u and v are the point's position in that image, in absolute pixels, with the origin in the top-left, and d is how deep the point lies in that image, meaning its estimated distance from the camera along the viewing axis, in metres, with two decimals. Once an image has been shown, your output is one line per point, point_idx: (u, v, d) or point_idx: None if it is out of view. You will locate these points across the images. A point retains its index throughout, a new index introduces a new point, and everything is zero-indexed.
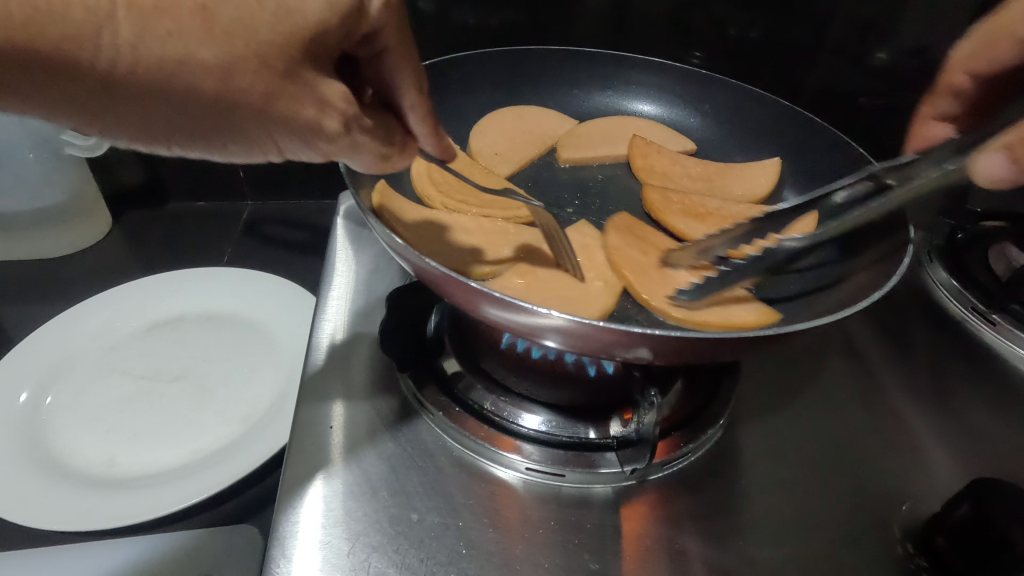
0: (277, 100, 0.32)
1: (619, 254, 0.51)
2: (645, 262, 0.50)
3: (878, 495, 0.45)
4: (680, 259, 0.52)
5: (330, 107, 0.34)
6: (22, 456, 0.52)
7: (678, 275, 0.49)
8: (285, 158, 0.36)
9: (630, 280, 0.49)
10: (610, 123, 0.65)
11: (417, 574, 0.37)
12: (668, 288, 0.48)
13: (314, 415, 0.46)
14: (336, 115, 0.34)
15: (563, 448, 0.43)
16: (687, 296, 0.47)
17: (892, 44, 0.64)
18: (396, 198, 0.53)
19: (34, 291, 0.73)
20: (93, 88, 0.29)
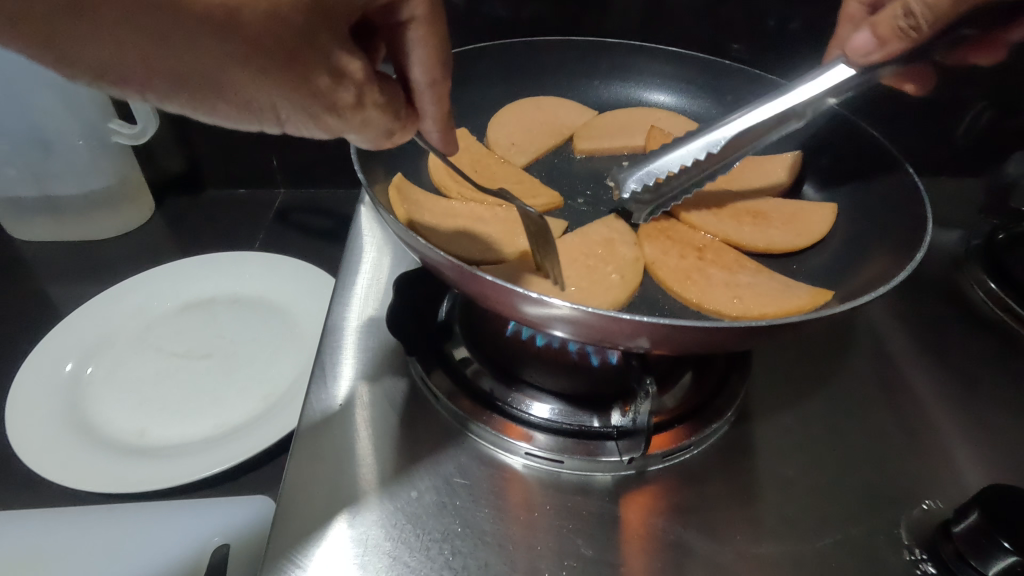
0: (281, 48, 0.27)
1: (655, 261, 0.50)
2: (684, 267, 0.49)
3: (890, 496, 0.44)
4: (720, 258, 0.51)
5: (346, 79, 0.30)
6: (63, 422, 0.56)
7: (721, 276, 0.48)
8: (280, 131, 0.32)
9: (671, 289, 0.48)
10: (630, 115, 0.64)
11: (413, 548, 0.38)
12: (711, 292, 0.46)
13: (326, 394, 0.48)
14: (353, 87, 0.31)
15: (566, 436, 0.44)
16: (735, 300, 0.45)
17: None
18: (412, 186, 0.53)
19: (81, 270, 0.78)
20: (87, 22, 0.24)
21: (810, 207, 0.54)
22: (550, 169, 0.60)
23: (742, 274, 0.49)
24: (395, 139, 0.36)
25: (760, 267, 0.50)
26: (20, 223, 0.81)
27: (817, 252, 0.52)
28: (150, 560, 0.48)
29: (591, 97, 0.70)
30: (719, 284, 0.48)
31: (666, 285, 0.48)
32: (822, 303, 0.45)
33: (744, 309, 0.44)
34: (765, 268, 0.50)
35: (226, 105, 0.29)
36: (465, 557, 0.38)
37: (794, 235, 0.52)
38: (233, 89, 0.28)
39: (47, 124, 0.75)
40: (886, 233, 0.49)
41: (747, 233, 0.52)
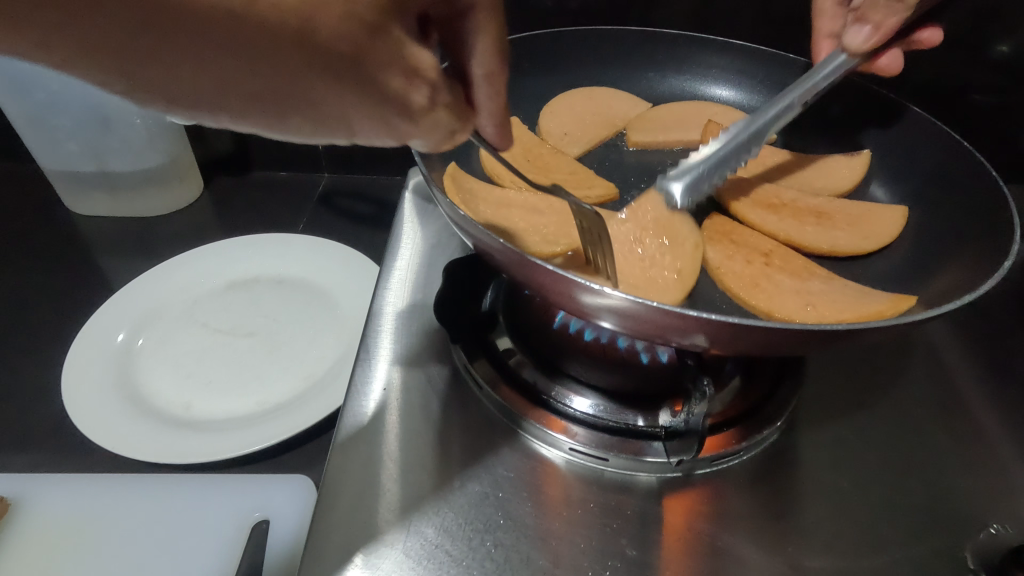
0: (363, 62, 0.26)
1: (720, 267, 0.48)
2: (749, 272, 0.47)
3: (952, 516, 0.42)
4: (788, 264, 0.48)
5: (419, 79, 0.28)
6: (115, 391, 0.57)
7: (792, 283, 0.46)
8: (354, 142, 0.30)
9: (737, 296, 0.46)
10: (685, 108, 0.62)
11: (455, 538, 0.38)
12: (782, 300, 0.44)
13: (369, 377, 0.48)
14: (425, 88, 0.29)
15: (610, 433, 0.43)
16: (808, 307, 0.43)
17: (1016, 35, 0.60)
18: (466, 177, 0.53)
19: (134, 245, 0.81)
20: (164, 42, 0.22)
21: (879, 208, 0.52)
22: (601, 161, 0.59)
23: (813, 281, 0.46)
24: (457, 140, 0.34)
25: (831, 273, 0.48)
26: (79, 197, 0.84)
27: (884, 256, 0.50)
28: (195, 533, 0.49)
29: (644, 89, 0.68)
30: (788, 291, 0.46)
31: (731, 292, 0.46)
32: (906, 309, 0.42)
33: (819, 317, 0.42)
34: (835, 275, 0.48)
35: (304, 120, 0.27)
36: (506, 549, 0.38)
37: (863, 237, 0.50)
38: (317, 105, 0.27)
39: (105, 102, 0.76)
40: (961, 241, 0.46)
41: (816, 237, 0.50)
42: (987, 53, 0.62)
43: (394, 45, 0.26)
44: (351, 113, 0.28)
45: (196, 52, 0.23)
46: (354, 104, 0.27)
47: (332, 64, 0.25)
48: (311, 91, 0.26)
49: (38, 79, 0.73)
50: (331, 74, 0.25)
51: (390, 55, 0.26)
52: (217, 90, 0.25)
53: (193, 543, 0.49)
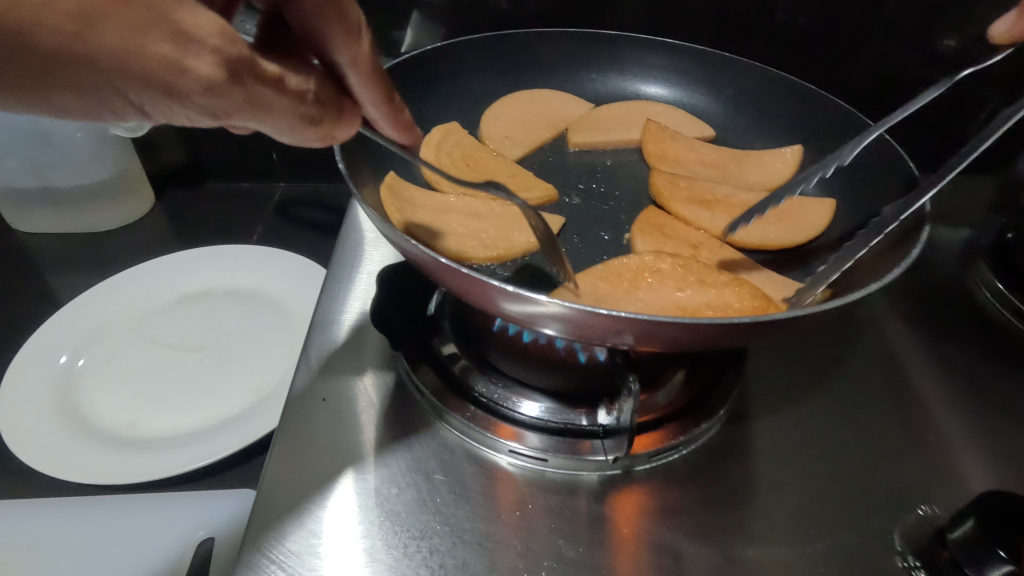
0: (101, 28, 0.26)
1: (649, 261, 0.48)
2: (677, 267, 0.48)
3: (884, 499, 0.43)
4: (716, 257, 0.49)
5: (200, 47, 0.28)
6: (56, 413, 0.56)
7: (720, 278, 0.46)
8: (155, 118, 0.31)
9: None
10: (628, 108, 0.63)
11: (390, 545, 0.38)
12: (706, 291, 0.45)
13: (311, 388, 0.48)
14: (206, 54, 0.28)
15: (553, 435, 0.43)
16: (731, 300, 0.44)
17: (963, 32, 0.60)
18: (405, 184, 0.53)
19: (81, 261, 0.79)
20: None
21: (809, 202, 0.53)
22: (546, 163, 0.60)
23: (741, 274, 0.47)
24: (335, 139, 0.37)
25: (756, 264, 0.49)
26: (22, 214, 0.81)
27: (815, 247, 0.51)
28: (135, 555, 0.48)
29: (589, 90, 0.69)
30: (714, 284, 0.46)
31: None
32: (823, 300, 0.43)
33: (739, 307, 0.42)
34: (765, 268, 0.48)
35: (72, 95, 0.28)
36: (443, 555, 0.38)
37: (792, 229, 0.51)
38: (74, 78, 0.27)
39: (42, 115, 0.74)
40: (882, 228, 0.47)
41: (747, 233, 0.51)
42: (936, 49, 0.62)
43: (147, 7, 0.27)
44: (118, 84, 0.28)
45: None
46: (111, 73, 0.27)
47: (62, 32, 0.25)
48: (57, 59, 0.26)
49: None
50: (68, 40, 0.25)
51: (139, 17, 0.27)
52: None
53: (133, 565, 0.48)
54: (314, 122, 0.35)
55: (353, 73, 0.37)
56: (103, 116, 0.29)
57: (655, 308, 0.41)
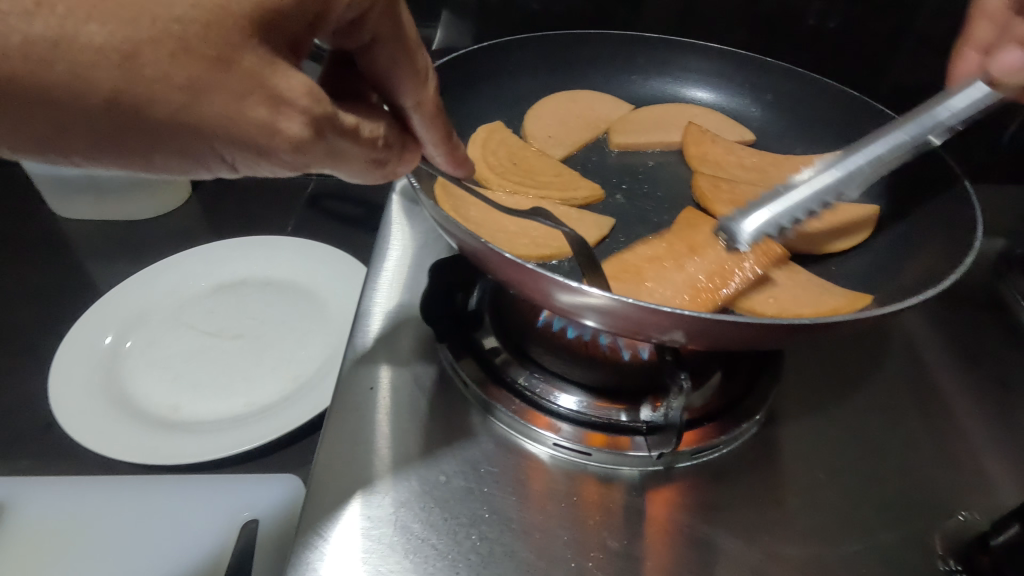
0: (211, 97, 0.26)
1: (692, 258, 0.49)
2: None
3: (922, 503, 0.43)
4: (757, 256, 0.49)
5: (289, 107, 0.28)
6: (103, 393, 0.57)
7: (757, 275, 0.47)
8: (236, 170, 0.30)
9: None
10: (667, 111, 0.64)
11: (440, 532, 0.39)
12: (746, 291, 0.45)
13: (356, 377, 0.49)
14: (297, 116, 0.28)
15: (594, 428, 0.44)
16: (769, 299, 0.44)
17: None
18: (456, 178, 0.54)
19: (119, 249, 0.80)
20: (20, 107, 0.24)
21: (850, 208, 0.53)
22: (586, 163, 0.60)
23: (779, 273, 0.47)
24: (387, 167, 0.35)
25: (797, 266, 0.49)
26: (64, 202, 0.83)
27: (857, 253, 0.51)
28: (184, 534, 0.50)
29: (626, 91, 0.69)
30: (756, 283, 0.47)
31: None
32: (860, 307, 0.44)
33: (780, 310, 0.43)
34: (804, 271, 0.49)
35: (177, 157, 0.28)
36: (491, 542, 0.39)
37: (837, 235, 0.51)
38: (177, 142, 0.27)
39: None
40: (929, 240, 0.47)
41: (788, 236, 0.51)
42: None
43: (248, 74, 0.26)
44: (219, 148, 0.28)
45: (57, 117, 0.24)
46: (213, 136, 0.27)
47: (173, 103, 0.25)
48: (168, 127, 0.26)
49: None
50: (180, 111, 0.25)
51: (241, 86, 0.26)
52: (65, 134, 0.25)
53: (181, 544, 0.49)
54: (380, 164, 0.34)
55: (416, 116, 0.35)
56: (197, 173, 0.29)
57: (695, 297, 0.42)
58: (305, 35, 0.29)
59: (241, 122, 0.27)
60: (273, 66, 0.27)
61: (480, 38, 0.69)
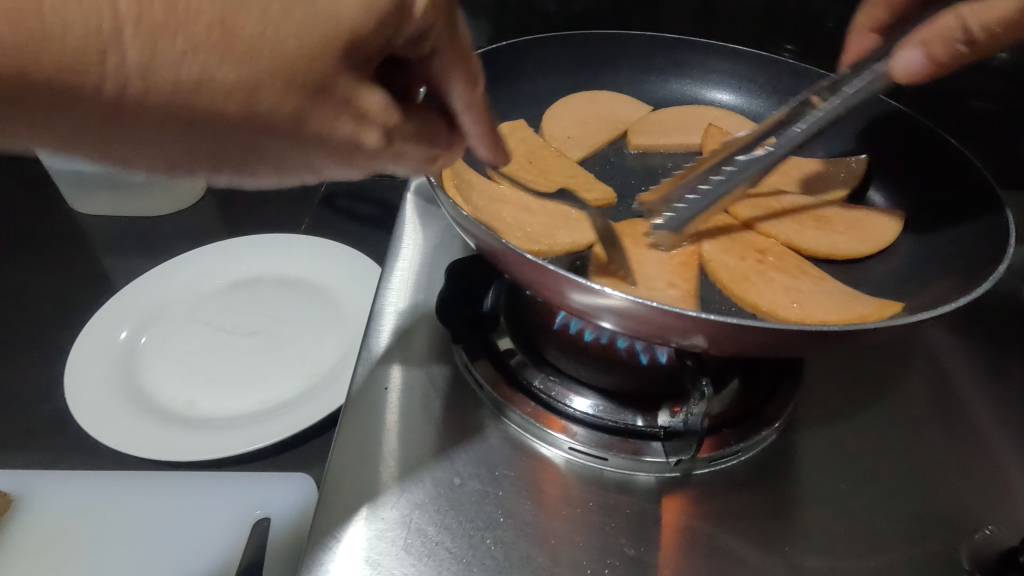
0: (312, 117, 0.28)
1: (715, 261, 0.48)
2: (743, 270, 0.47)
3: (947, 516, 0.42)
4: (782, 262, 0.48)
5: (369, 121, 0.30)
6: (118, 387, 0.58)
7: (782, 280, 0.46)
8: (320, 178, 0.34)
9: (727, 288, 0.46)
10: (687, 112, 0.63)
11: (454, 536, 0.38)
12: (769, 296, 0.44)
13: (370, 376, 0.48)
14: (377, 131, 0.30)
15: (610, 433, 0.43)
16: (794, 303, 0.43)
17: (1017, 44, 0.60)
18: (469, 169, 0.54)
19: (136, 245, 0.81)
20: (114, 124, 0.25)
21: (877, 214, 0.52)
22: (605, 163, 0.60)
23: (804, 279, 0.46)
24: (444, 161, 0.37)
25: (824, 274, 0.48)
26: (83, 197, 0.84)
27: (881, 258, 0.50)
28: (200, 528, 0.50)
29: (645, 92, 0.69)
30: (779, 287, 0.46)
31: (722, 285, 0.47)
32: (890, 314, 0.42)
33: (803, 315, 0.42)
34: (831, 278, 0.47)
35: (268, 163, 0.30)
36: (506, 546, 0.38)
37: (858, 241, 0.51)
38: (273, 160, 0.30)
39: None
40: (957, 248, 0.46)
41: (815, 241, 0.50)
42: (988, 62, 0.62)
43: (343, 95, 0.28)
44: (310, 162, 0.31)
45: (152, 125, 0.26)
46: (311, 146, 0.29)
47: (273, 120, 0.27)
48: (251, 137, 0.28)
49: None
50: (253, 117, 0.26)
51: (334, 107, 0.28)
52: (137, 140, 0.26)
53: (199, 538, 0.49)
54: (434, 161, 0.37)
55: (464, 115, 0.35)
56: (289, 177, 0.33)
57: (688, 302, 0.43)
58: (378, 50, 0.28)
59: (336, 139, 0.30)
60: (364, 86, 0.29)
61: (499, 38, 0.68)
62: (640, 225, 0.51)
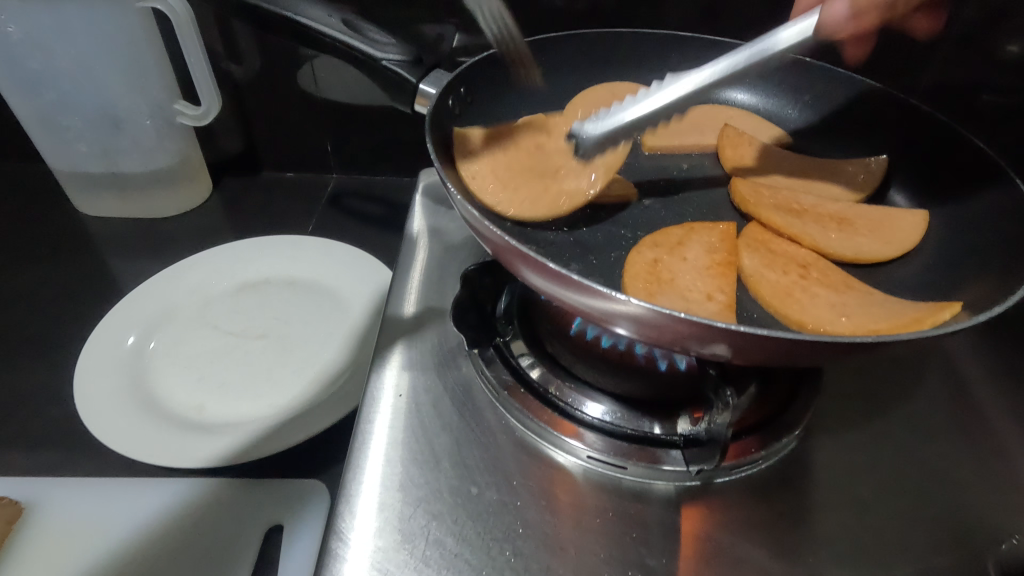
0: None
1: (755, 274, 0.46)
2: (785, 284, 0.45)
3: (971, 527, 0.41)
4: (826, 277, 0.46)
5: None
6: (127, 393, 0.57)
7: (828, 296, 0.43)
8: None
9: (769, 304, 0.44)
10: (702, 112, 0.62)
11: (474, 548, 0.38)
12: (814, 310, 0.42)
13: (382, 384, 0.48)
14: None
15: (627, 441, 0.42)
16: (842, 317, 0.40)
17: None
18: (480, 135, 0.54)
19: (143, 247, 0.80)
20: None
21: (900, 214, 0.51)
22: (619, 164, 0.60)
23: (851, 294, 0.43)
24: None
25: (869, 288, 0.45)
26: (89, 198, 0.84)
27: (905, 261, 0.49)
28: (220, 526, 0.50)
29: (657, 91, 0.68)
30: (823, 304, 0.43)
31: (764, 301, 0.44)
32: (946, 318, 0.39)
33: (853, 328, 0.39)
34: (879, 292, 0.44)
35: None
36: (526, 558, 0.38)
37: (885, 244, 0.49)
38: None
39: (115, 102, 0.76)
40: (984, 251, 0.45)
41: (842, 245, 0.49)
42: (1001, 57, 0.61)
43: None
44: None
45: None
46: None
47: None
48: None
49: (47, 78, 0.73)
50: None
51: None
52: None
53: (220, 537, 0.50)
54: None
55: None
56: None
57: (721, 311, 0.42)
58: None
59: None
60: None
61: (507, 37, 0.67)
62: (672, 234, 0.49)
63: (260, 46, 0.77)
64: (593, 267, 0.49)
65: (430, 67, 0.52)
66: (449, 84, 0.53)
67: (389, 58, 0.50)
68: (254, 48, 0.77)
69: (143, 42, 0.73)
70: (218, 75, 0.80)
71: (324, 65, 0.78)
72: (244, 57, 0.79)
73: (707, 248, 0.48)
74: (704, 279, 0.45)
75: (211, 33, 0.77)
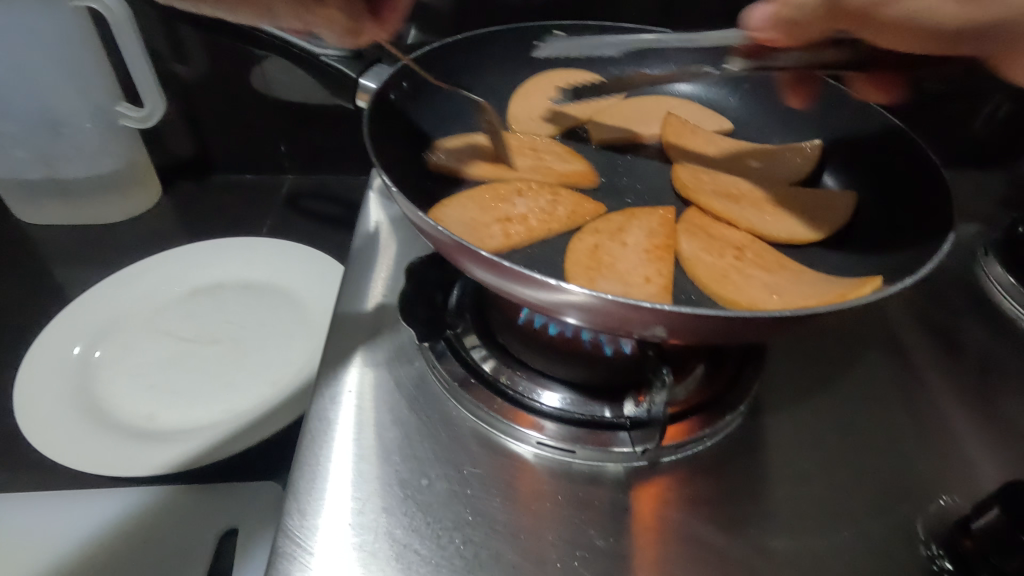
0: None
1: (693, 258, 0.47)
2: (721, 266, 0.46)
3: (904, 491, 0.43)
4: (761, 258, 0.47)
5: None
6: (73, 404, 0.55)
7: (762, 276, 0.45)
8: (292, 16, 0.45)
9: (705, 286, 0.45)
10: (648, 104, 0.64)
11: (424, 538, 0.38)
12: (749, 291, 0.43)
13: (333, 381, 0.47)
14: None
15: (577, 426, 0.43)
16: (774, 296, 0.42)
17: None
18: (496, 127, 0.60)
19: (89, 255, 0.78)
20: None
21: (834, 194, 0.53)
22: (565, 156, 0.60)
23: (784, 274, 0.45)
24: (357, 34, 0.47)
25: (802, 267, 0.47)
26: (31, 206, 0.80)
27: (839, 241, 0.51)
28: (170, 533, 0.50)
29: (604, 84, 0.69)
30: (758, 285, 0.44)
31: (702, 283, 0.45)
32: (869, 292, 0.40)
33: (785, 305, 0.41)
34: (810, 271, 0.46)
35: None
36: (476, 545, 0.38)
37: (816, 224, 0.51)
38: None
39: (53, 105, 0.74)
40: (910, 229, 0.47)
41: (777, 227, 0.51)
42: None
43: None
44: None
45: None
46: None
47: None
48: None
49: None
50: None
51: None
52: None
53: (171, 541, 0.49)
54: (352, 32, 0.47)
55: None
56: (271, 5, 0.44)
57: (658, 295, 0.43)
58: None
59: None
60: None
61: (455, 32, 0.67)
62: (613, 220, 0.51)
63: (206, 46, 0.76)
64: (541, 259, 0.49)
65: (371, 61, 0.51)
66: (389, 81, 0.53)
67: (327, 54, 0.50)
68: (200, 48, 0.76)
69: (82, 44, 0.71)
70: (163, 75, 0.79)
71: (273, 65, 0.77)
72: (191, 57, 0.77)
73: (645, 233, 0.49)
74: (642, 264, 0.46)
75: (154, 34, 0.75)
